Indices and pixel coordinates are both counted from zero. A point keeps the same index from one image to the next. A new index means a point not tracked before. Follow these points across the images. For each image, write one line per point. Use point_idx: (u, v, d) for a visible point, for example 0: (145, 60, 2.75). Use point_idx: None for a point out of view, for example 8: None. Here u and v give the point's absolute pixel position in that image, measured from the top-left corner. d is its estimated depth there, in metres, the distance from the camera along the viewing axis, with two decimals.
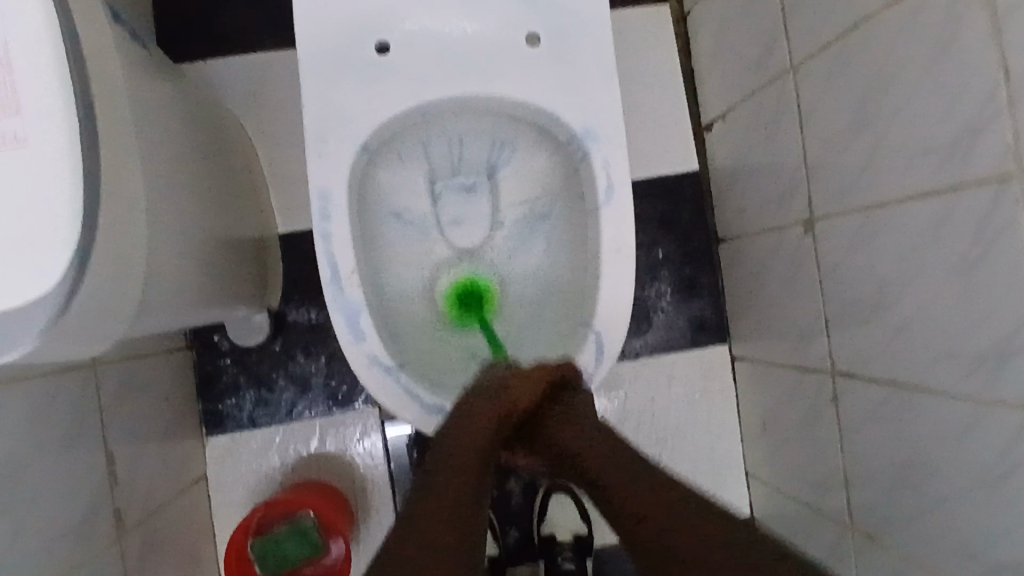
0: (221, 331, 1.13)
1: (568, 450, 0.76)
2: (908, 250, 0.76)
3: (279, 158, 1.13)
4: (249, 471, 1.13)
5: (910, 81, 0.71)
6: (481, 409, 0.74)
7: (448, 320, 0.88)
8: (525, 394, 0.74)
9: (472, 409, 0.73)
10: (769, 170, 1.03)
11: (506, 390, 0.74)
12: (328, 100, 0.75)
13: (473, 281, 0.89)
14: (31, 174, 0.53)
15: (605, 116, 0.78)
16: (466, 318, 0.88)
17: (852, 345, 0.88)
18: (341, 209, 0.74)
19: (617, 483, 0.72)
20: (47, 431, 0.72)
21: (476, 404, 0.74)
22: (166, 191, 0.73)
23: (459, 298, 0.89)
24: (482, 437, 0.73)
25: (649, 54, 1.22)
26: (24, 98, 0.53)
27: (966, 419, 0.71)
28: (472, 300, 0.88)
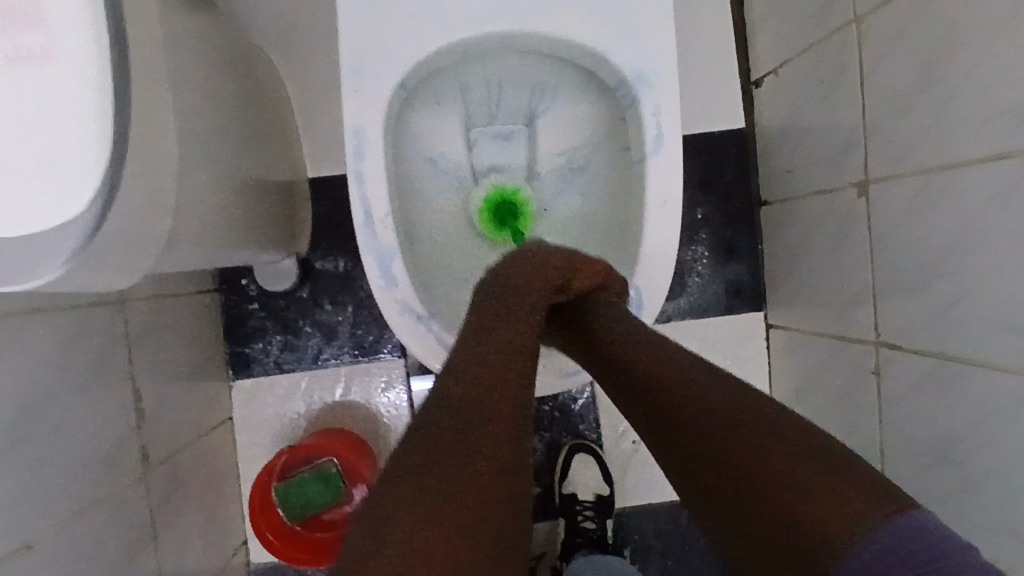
0: (249, 275, 1.12)
1: (604, 338, 0.65)
2: (971, 217, 0.71)
3: (311, 100, 1.10)
4: (274, 415, 1.13)
5: (989, 34, 0.66)
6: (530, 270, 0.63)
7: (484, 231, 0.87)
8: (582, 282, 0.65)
9: (513, 275, 0.63)
10: (822, 129, 0.98)
11: (557, 264, 0.65)
12: (366, 33, 0.72)
13: (507, 188, 0.88)
14: (59, 91, 0.49)
15: (656, 60, 0.73)
16: (502, 230, 0.87)
17: (901, 316, 0.84)
18: (376, 149, 0.72)
19: (661, 379, 0.60)
20: (76, 364, 0.72)
21: (515, 275, 0.62)
22: (196, 124, 0.71)
23: (494, 210, 0.87)
24: (521, 353, 0.58)
25: (700, 3, 1.16)
26: (50, 8, 0.50)
27: (1019, 397, 0.68)
28: (506, 214, 0.87)
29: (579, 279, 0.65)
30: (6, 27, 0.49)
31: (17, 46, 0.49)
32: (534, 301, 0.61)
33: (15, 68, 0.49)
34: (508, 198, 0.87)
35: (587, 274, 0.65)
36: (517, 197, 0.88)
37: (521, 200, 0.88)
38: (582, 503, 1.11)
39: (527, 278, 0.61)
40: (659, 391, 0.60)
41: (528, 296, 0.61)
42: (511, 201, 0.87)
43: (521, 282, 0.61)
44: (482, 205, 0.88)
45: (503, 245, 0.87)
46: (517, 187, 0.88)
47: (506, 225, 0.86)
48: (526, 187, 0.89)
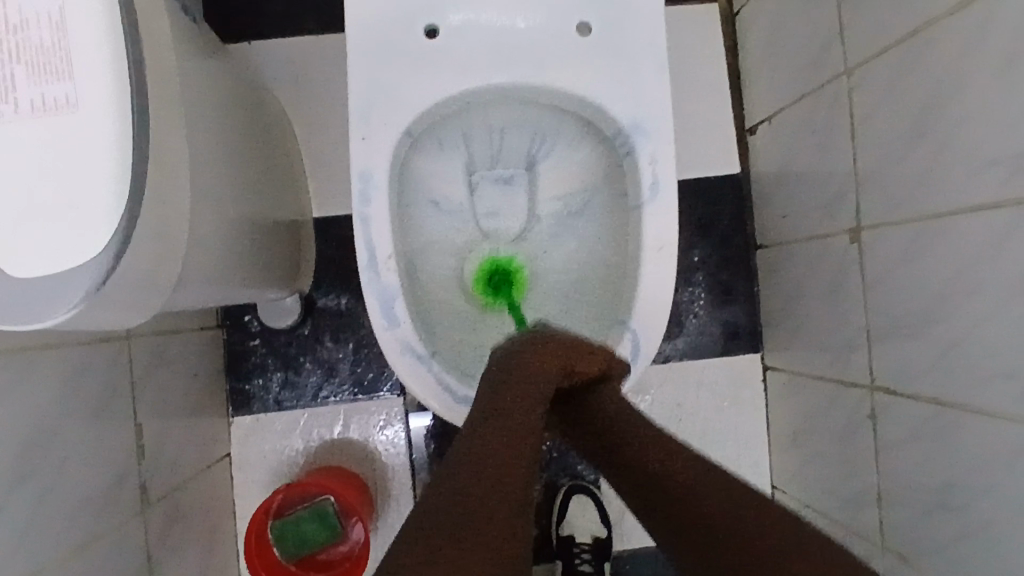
0: (252, 312, 1.13)
1: (605, 424, 0.66)
2: (961, 265, 0.73)
3: (319, 142, 1.13)
4: (273, 452, 1.13)
5: (976, 90, 0.69)
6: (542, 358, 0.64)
7: (479, 300, 0.88)
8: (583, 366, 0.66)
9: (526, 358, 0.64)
10: (815, 177, 1.00)
11: (560, 346, 0.66)
12: (374, 82, 0.74)
13: (506, 258, 0.89)
14: (80, 138, 0.53)
15: (653, 112, 0.76)
16: (496, 299, 0.87)
17: (896, 360, 0.85)
18: (381, 193, 0.74)
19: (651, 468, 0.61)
20: (80, 398, 0.73)
21: (526, 360, 0.63)
22: (209, 167, 0.74)
23: (488, 279, 0.88)
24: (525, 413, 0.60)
25: (696, 54, 1.20)
26: (78, 64, 0.53)
27: (1013, 442, 0.68)
28: (500, 282, 0.87)
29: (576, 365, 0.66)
30: (36, 79, 0.53)
31: (44, 96, 0.53)
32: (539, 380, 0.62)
33: (39, 116, 0.52)
34: (506, 268, 0.88)
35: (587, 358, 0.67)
36: (517, 272, 0.88)
37: (517, 272, 0.88)
38: (579, 545, 1.11)
39: (541, 364, 0.63)
40: (637, 470, 0.62)
41: (539, 375, 0.63)
42: (505, 270, 0.88)
43: (529, 365, 0.63)
44: (477, 278, 0.88)
45: (500, 315, 0.88)
46: (515, 258, 0.90)
47: (502, 294, 0.86)
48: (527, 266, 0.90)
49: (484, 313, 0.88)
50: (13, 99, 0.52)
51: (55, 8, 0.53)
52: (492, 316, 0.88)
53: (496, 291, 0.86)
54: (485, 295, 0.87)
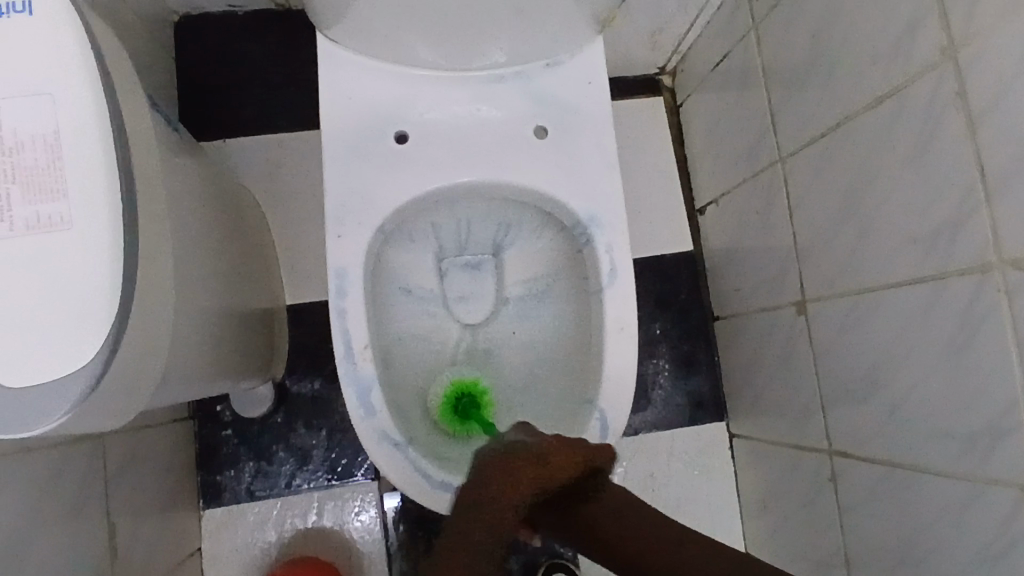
0: (225, 402, 1.13)
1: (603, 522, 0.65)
2: (895, 332, 0.80)
3: (291, 233, 1.18)
4: (245, 546, 1.11)
5: (893, 176, 0.77)
6: (503, 475, 0.68)
7: (445, 428, 0.87)
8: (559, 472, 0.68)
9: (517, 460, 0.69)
10: (761, 253, 1.08)
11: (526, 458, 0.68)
12: (348, 185, 0.80)
13: (466, 385, 0.89)
14: (74, 252, 0.55)
15: (607, 204, 0.82)
16: (465, 426, 0.86)
17: (848, 424, 0.90)
18: (357, 287, 0.78)
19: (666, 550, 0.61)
20: (54, 499, 0.72)
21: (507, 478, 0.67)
22: (190, 267, 0.77)
23: (454, 406, 0.87)
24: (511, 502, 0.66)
25: (645, 142, 1.30)
26: (72, 183, 0.56)
27: (961, 499, 0.73)
28: (466, 406, 0.87)
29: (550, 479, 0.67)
30: (30, 198, 0.55)
31: (38, 214, 0.55)
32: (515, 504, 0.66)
33: (34, 233, 0.55)
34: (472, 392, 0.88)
35: (563, 458, 0.68)
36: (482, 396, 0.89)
37: (484, 399, 0.88)
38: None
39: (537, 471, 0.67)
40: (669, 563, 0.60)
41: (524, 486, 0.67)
42: (472, 394, 0.88)
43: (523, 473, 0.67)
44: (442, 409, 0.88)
45: (472, 441, 0.87)
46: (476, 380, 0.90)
47: (470, 420, 0.86)
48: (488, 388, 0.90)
49: (450, 441, 0.87)
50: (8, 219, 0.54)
51: (51, 132, 0.57)
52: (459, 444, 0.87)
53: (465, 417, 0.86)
54: (452, 421, 0.87)
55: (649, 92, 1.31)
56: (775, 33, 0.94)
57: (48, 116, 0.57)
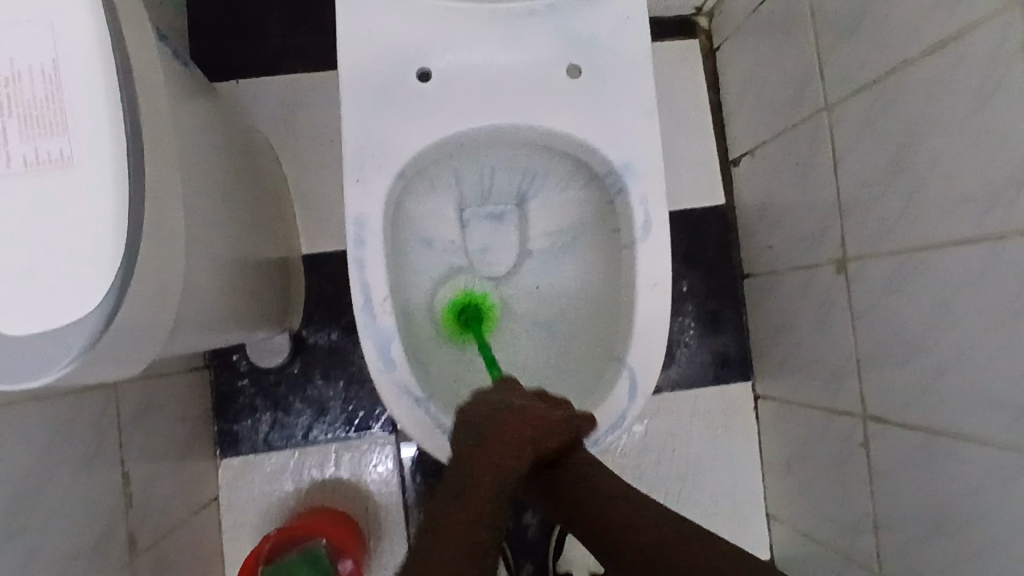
0: (241, 352, 1.12)
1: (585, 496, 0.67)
2: (944, 295, 0.75)
3: (306, 180, 1.13)
4: (262, 495, 1.11)
5: (951, 128, 0.71)
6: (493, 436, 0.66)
7: (448, 334, 0.87)
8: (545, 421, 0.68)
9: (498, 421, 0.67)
10: (799, 208, 1.02)
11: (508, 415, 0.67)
12: (367, 127, 0.75)
13: (468, 295, 0.89)
14: (77, 194, 0.52)
15: (643, 152, 0.77)
16: (464, 333, 0.87)
17: (886, 390, 0.86)
18: (376, 236, 0.74)
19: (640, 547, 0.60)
20: (68, 448, 0.71)
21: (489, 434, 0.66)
22: (201, 212, 0.73)
23: (457, 315, 0.87)
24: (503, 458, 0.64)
25: (678, 89, 1.23)
26: (73, 119, 0.52)
27: (1005, 472, 0.69)
28: (472, 316, 0.87)
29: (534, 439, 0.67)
30: (29, 133, 0.51)
31: (38, 151, 0.52)
32: (511, 455, 0.65)
33: (33, 171, 0.51)
34: (477, 304, 0.88)
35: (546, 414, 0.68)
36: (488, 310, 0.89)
37: (488, 307, 0.89)
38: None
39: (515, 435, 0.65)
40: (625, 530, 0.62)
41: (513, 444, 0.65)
42: (477, 304, 0.88)
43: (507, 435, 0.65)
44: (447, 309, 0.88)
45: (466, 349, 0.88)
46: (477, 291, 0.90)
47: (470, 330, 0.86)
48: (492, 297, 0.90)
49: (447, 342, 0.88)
50: (6, 155, 0.51)
51: (50, 62, 0.52)
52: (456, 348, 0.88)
53: (466, 326, 0.86)
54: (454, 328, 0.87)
55: (685, 35, 1.23)
56: None
57: (45, 44, 0.53)
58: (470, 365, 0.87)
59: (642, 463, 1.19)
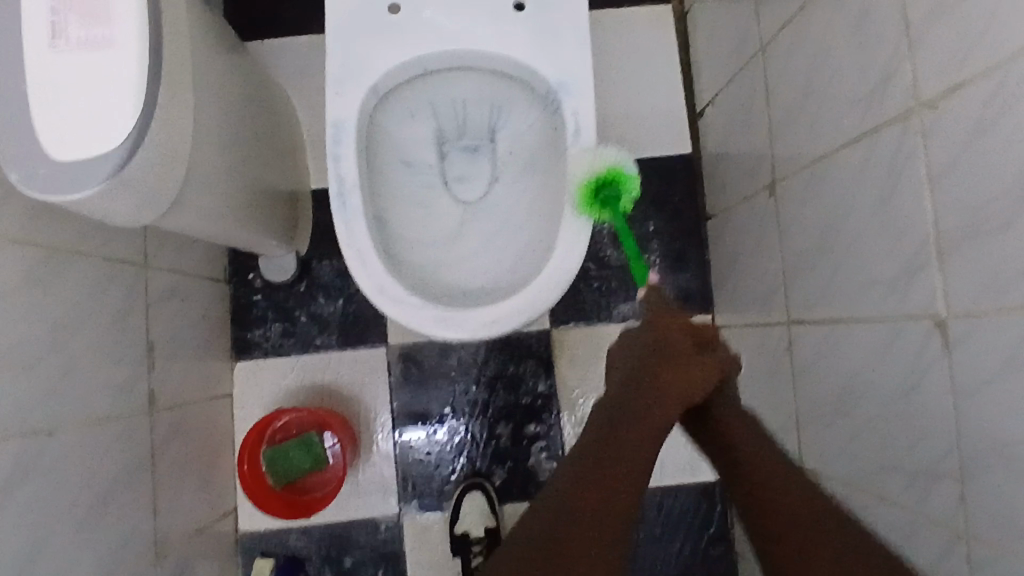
0: (256, 269, 1.28)
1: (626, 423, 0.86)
2: (839, 195, 0.85)
3: (316, 125, 1.31)
4: (270, 395, 1.27)
5: (841, 46, 0.82)
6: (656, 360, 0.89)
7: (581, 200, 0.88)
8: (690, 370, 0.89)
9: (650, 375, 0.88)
10: (744, 145, 1.14)
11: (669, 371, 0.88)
12: (346, 49, 0.90)
13: (611, 171, 0.89)
14: (113, 68, 0.67)
15: (577, 72, 0.91)
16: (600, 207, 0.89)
17: (803, 294, 0.96)
18: (351, 135, 0.89)
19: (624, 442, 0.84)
20: (102, 303, 0.88)
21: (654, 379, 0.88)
22: (212, 117, 0.92)
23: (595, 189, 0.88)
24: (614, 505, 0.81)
25: (650, 50, 1.36)
26: (116, 14, 0.68)
27: (883, 342, 0.79)
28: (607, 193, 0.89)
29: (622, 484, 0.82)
30: (84, 23, 0.67)
31: (85, 33, 0.67)
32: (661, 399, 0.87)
33: (84, 49, 0.67)
34: (614, 176, 0.89)
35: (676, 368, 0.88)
36: (622, 176, 0.90)
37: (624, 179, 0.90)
38: (474, 541, 1.22)
39: (655, 372, 0.88)
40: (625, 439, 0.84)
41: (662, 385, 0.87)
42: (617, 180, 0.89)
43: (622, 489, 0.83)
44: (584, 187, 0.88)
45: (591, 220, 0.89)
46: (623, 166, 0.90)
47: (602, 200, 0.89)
48: (626, 164, 0.90)
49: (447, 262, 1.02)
50: (65, 35, 0.66)
51: None
52: (451, 274, 1.01)
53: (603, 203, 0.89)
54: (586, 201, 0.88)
55: (658, 1, 1.36)
56: None
57: None
58: (448, 277, 1.00)
59: None
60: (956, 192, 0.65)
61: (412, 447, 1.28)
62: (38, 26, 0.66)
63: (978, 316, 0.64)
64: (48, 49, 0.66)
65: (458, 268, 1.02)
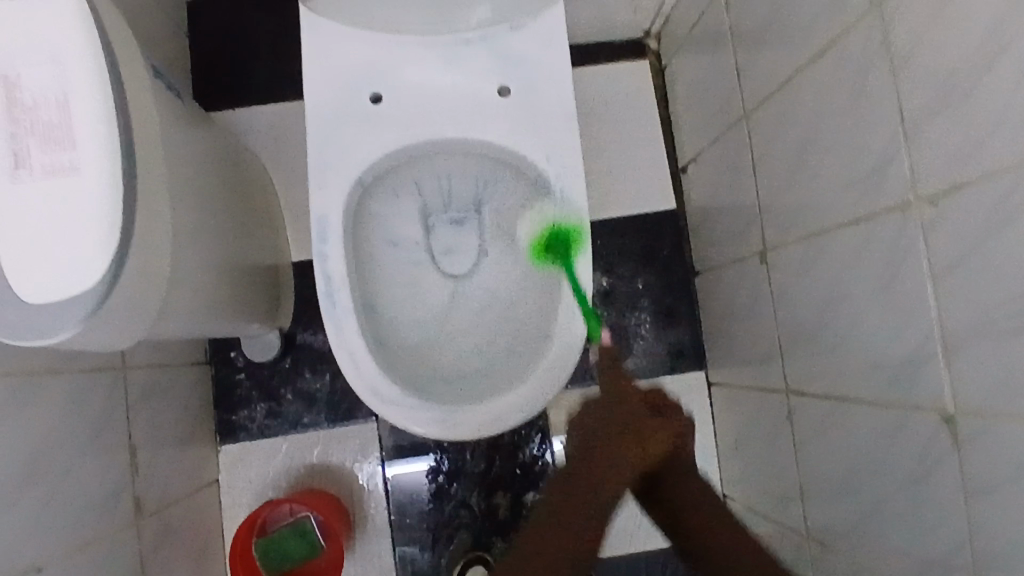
0: (238, 348, 1.24)
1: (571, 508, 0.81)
2: (837, 274, 0.85)
3: (294, 195, 1.27)
4: (258, 478, 1.23)
5: (833, 125, 0.82)
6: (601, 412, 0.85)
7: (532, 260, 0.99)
8: (638, 412, 0.84)
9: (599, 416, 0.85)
10: (732, 207, 1.13)
11: (623, 383, 0.86)
12: (329, 141, 0.90)
13: (557, 225, 0.92)
14: (81, 195, 0.64)
15: (565, 156, 0.91)
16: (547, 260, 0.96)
17: (801, 365, 0.96)
18: (336, 231, 0.87)
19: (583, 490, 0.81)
20: (81, 418, 0.83)
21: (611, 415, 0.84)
22: (190, 215, 0.89)
23: (545, 241, 0.94)
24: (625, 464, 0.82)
25: (630, 105, 1.35)
26: (79, 136, 0.65)
27: (890, 426, 0.79)
28: (557, 244, 0.93)
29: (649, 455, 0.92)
30: (46, 148, 0.65)
31: (51, 162, 0.65)
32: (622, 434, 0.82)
33: (48, 177, 0.64)
34: (562, 232, 0.91)
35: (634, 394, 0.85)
36: (570, 230, 0.91)
37: (575, 236, 0.91)
38: None
39: (615, 428, 0.83)
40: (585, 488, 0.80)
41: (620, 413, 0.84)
42: (565, 234, 0.91)
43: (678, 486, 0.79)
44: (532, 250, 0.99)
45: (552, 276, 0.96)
46: (570, 215, 0.91)
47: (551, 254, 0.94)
48: (580, 216, 0.91)
49: (440, 343, 0.99)
50: (28, 165, 0.64)
51: (60, 91, 0.65)
52: (444, 356, 0.97)
53: (551, 253, 0.94)
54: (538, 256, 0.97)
55: (636, 56, 1.36)
56: None
57: (57, 79, 0.66)
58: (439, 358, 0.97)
59: None
60: (959, 291, 0.65)
61: (407, 523, 1.24)
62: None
63: (986, 417, 0.63)
64: (11, 181, 0.64)
65: (452, 349, 0.98)
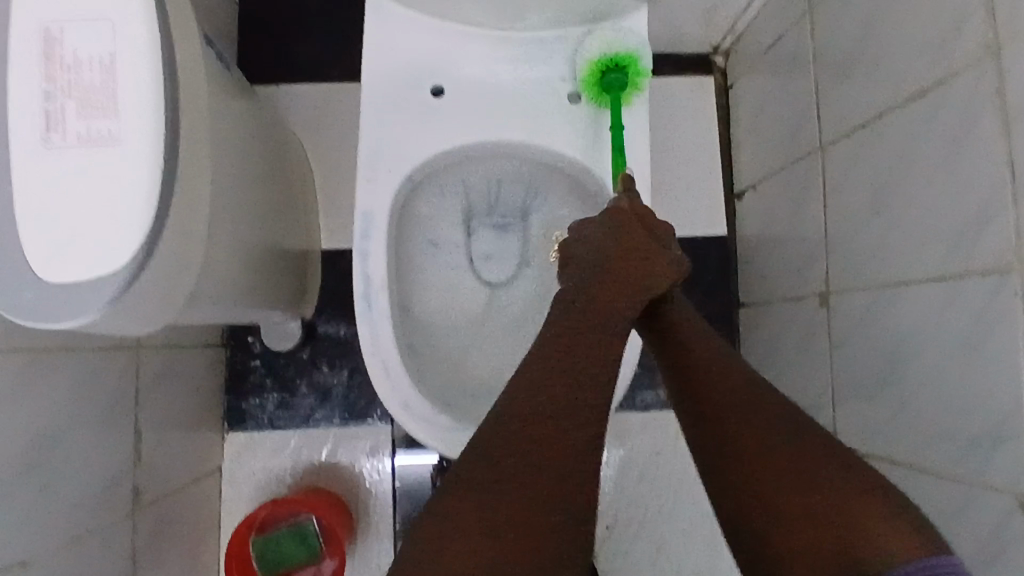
0: (256, 333, 1.19)
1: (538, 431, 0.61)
2: (910, 331, 0.78)
3: (331, 180, 1.22)
4: (263, 471, 1.18)
5: (925, 171, 0.75)
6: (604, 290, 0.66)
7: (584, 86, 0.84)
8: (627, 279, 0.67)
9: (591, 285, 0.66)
10: (791, 241, 1.07)
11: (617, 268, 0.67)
12: (383, 132, 0.84)
13: (622, 55, 0.81)
14: (119, 168, 0.59)
15: (632, 172, 0.85)
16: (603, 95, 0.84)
17: (856, 421, 0.89)
18: (381, 230, 0.82)
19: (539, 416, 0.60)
20: (89, 400, 0.78)
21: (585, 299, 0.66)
22: (228, 194, 0.83)
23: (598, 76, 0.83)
24: (567, 472, 0.58)
25: (689, 122, 1.29)
26: (121, 104, 0.60)
27: (958, 504, 0.72)
28: (613, 81, 0.83)
29: (637, 289, 0.67)
30: (84, 113, 0.59)
31: (88, 129, 0.59)
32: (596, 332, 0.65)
33: (84, 145, 0.59)
34: (620, 62, 0.82)
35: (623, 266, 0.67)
36: (629, 62, 0.82)
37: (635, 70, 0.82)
38: None
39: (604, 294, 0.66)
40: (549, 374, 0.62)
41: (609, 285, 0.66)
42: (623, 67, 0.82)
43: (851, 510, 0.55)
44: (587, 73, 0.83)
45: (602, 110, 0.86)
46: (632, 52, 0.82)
47: (612, 91, 0.83)
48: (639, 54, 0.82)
49: (473, 355, 0.93)
50: (62, 130, 0.59)
51: (106, 52, 0.60)
52: (476, 369, 0.92)
53: (608, 89, 0.83)
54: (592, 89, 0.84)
55: (700, 71, 1.29)
56: (831, 14, 0.91)
57: (103, 40, 0.60)
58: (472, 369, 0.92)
59: (626, 477, 1.22)
60: None
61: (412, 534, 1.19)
62: (34, 118, 0.59)
63: None
64: (44, 147, 0.59)
65: (485, 361, 0.93)
